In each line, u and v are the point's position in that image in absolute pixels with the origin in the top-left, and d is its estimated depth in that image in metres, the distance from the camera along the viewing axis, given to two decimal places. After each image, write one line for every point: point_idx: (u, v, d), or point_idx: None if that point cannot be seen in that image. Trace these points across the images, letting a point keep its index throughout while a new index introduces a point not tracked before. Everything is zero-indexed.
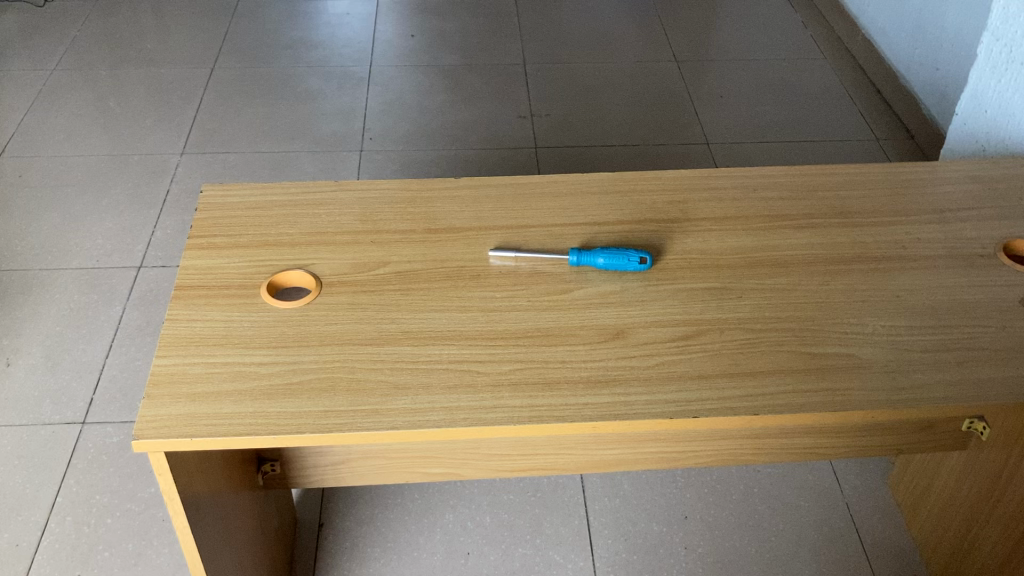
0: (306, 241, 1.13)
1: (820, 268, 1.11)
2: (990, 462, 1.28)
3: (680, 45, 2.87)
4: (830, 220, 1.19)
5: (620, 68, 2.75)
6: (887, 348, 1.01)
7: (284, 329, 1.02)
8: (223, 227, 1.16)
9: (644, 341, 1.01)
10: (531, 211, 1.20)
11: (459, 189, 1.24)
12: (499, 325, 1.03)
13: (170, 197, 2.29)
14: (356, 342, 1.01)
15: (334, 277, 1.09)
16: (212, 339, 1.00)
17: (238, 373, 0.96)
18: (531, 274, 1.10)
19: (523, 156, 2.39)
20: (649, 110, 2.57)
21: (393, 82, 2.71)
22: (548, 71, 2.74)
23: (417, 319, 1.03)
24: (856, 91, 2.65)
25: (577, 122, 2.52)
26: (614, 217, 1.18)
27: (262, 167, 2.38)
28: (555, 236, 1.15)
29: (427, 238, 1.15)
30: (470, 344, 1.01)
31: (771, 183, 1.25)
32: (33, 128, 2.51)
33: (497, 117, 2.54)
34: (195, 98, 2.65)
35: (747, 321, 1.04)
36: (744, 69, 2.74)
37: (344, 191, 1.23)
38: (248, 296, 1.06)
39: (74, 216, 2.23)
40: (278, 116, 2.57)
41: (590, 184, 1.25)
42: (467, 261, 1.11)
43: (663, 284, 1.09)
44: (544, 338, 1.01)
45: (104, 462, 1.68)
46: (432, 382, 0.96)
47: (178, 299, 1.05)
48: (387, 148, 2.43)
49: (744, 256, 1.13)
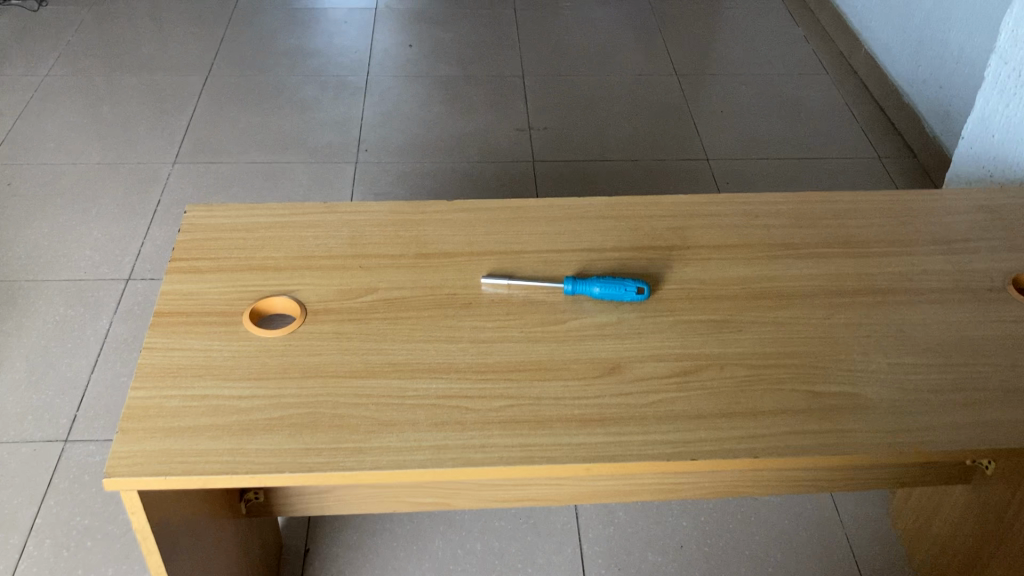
0: (292, 266, 1.09)
1: (823, 300, 1.08)
2: (995, 497, 1.24)
3: (681, 58, 2.83)
4: (834, 250, 1.15)
5: (621, 81, 2.72)
6: (892, 387, 0.97)
7: (265, 360, 0.98)
8: (205, 250, 1.11)
9: (640, 377, 0.97)
10: (525, 236, 1.16)
11: (452, 211, 1.20)
12: (490, 357, 0.99)
13: (160, 208, 2.25)
14: (340, 374, 0.97)
15: (320, 304, 1.05)
16: (191, 370, 0.96)
17: (216, 407, 0.92)
18: (523, 303, 1.06)
19: (520, 170, 2.36)
20: (649, 124, 2.53)
21: (390, 92, 2.67)
22: (547, 83, 2.71)
23: (404, 351, 0.99)
24: (858, 108, 2.61)
25: (575, 135, 2.49)
26: (611, 243, 1.15)
27: (255, 177, 2.34)
28: (549, 263, 1.11)
29: (417, 264, 1.11)
30: (459, 377, 0.97)
31: (773, 210, 1.22)
32: (24, 135, 2.47)
33: (495, 130, 2.51)
34: (189, 106, 2.61)
35: (747, 356, 1.00)
36: (746, 84, 2.71)
37: (333, 213, 1.19)
38: (229, 324, 1.02)
39: (62, 226, 2.19)
40: (273, 126, 2.53)
41: (587, 208, 1.21)
42: (458, 288, 1.07)
43: (661, 316, 1.05)
44: (536, 371, 0.98)
45: (86, 481, 1.64)
46: (419, 418, 0.92)
47: (156, 326, 1.01)
48: (382, 160, 2.40)
49: (745, 287, 1.09)
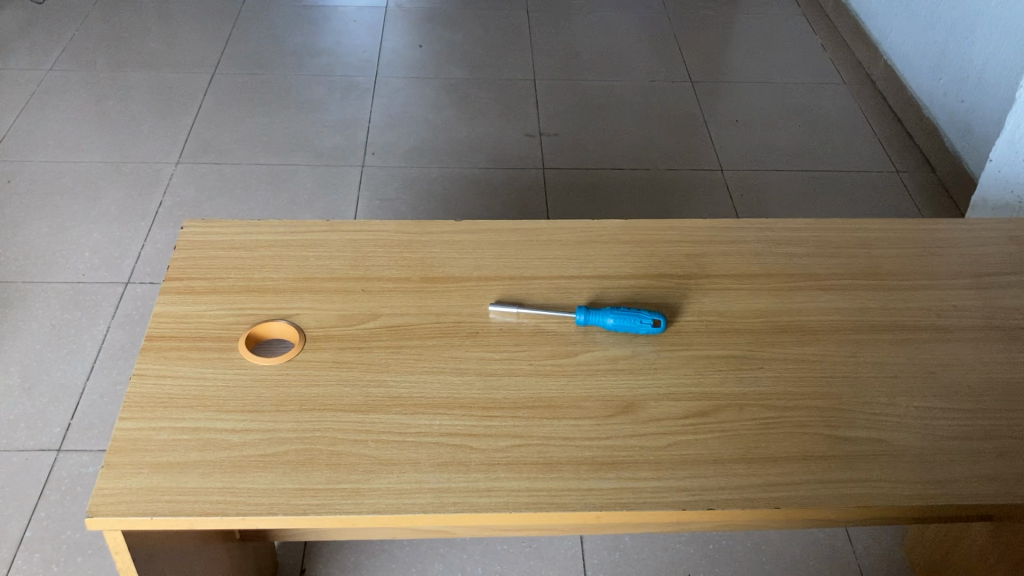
0: (291, 288, 1.05)
1: (848, 337, 1.02)
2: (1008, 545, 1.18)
3: (695, 65, 2.78)
4: (859, 282, 1.10)
5: (634, 87, 2.66)
6: (921, 434, 0.92)
7: (260, 391, 0.93)
8: (201, 268, 1.07)
9: (655, 418, 0.92)
10: (535, 261, 1.11)
11: (460, 232, 1.15)
12: (496, 392, 0.94)
13: (162, 210, 2.20)
14: (339, 408, 0.92)
15: (320, 330, 1.00)
16: (181, 400, 0.91)
17: (207, 442, 0.88)
18: (533, 334, 1.01)
19: (530, 177, 2.30)
20: (662, 133, 2.48)
21: (398, 94, 2.62)
22: (558, 88, 2.65)
23: (407, 383, 0.94)
24: (875, 120, 2.56)
25: (587, 142, 2.44)
26: (626, 271, 1.09)
27: (259, 180, 2.29)
28: (561, 290, 1.06)
29: (422, 288, 1.06)
30: (464, 414, 0.92)
31: (795, 238, 1.16)
32: (25, 132, 2.42)
33: (504, 135, 2.45)
34: (194, 104, 2.56)
35: (769, 397, 0.95)
36: (762, 93, 2.65)
37: (337, 231, 1.14)
38: (224, 351, 0.97)
39: (61, 226, 2.14)
40: (279, 126, 2.48)
41: (601, 232, 1.16)
42: (464, 315, 1.03)
43: (677, 351, 1.00)
44: (546, 409, 0.93)
45: (77, 493, 1.59)
46: (421, 458, 0.87)
47: (147, 351, 0.96)
48: (388, 164, 2.34)
49: (766, 321, 1.04)
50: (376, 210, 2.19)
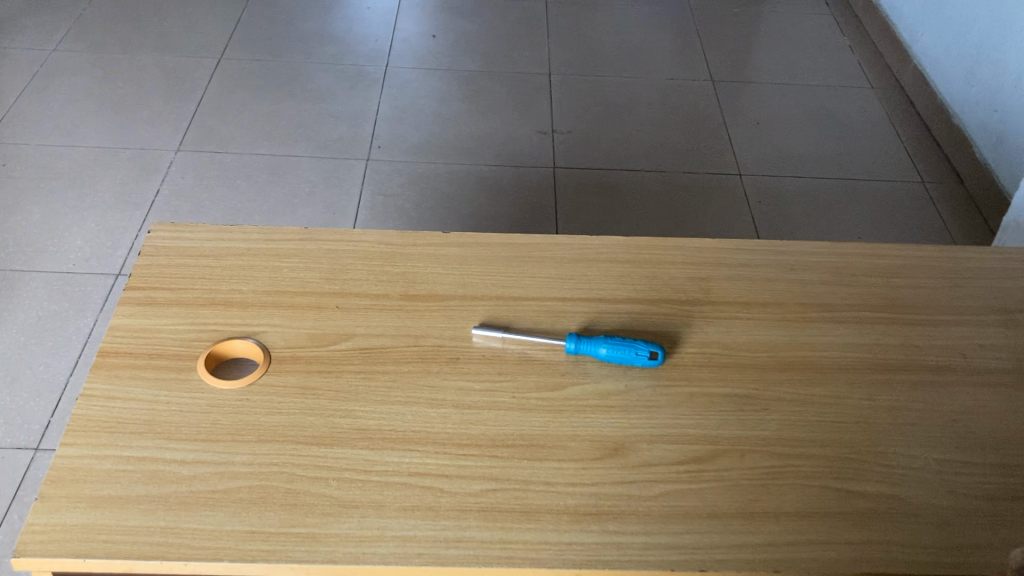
0: (260, 302, 0.97)
1: (863, 377, 0.94)
2: None
3: (716, 63, 2.68)
4: (877, 315, 1.01)
5: (652, 84, 2.56)
6: (939, 491, 0.83)
7: (217, 418, 0.85)
8: (166, 278, 0.99)
9: (646, 463, 0.84)
10: (526, 280, 1.02)
11: (448, 245, 1.07)
12: (474, 427, 0.86)
13: (159, 198, 2.13)
14: (300, 440, 0.84)
15: (287, 350, 0.92)
16: (130, 426, 0.84)
17: (153, 474, 0.80)
18: (518, 361, 0.93)
19: (540, 177, 2.21)
20: (679, 133, 2.38)
21: (408, 85, 2.53)
22: (573, 83, 2.56)
23: (377, 413, 0.87)
24: (903, 127, 2.45)
25: (600, 141, 2.34)
26: (624, 294, 1.01)
27: (260, 170, 2.21)
28: (552, 313, 0.98)
29: (402, 307, 0.98)
30: (437, 451, 0.84)
31: (810, 263, 1.08)
32: (25, 112, 2.36)
33: (515, 131, 2.36)
34: (199, 89, 2.49)
35: (772, 443, 0.86)
36: (786, 95, 2.55)
37: (315, 240, 1.06)
38: (182, 371, 0.89)
39: (55, 212, 2.08)
40: (285, 115, 2.40)
41: (599, 249, 1.07)
42: (445, 339, 0.94)
43: (675, 387, 0.91)
44: (526, 449, 0.84)
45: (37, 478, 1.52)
46: (386, 500, 0.79)
47: (98, 368, 0.89)
48: (394, 159, 2.26)
49: (774, 355, 0.95)
50: (379, 206, 2.11)
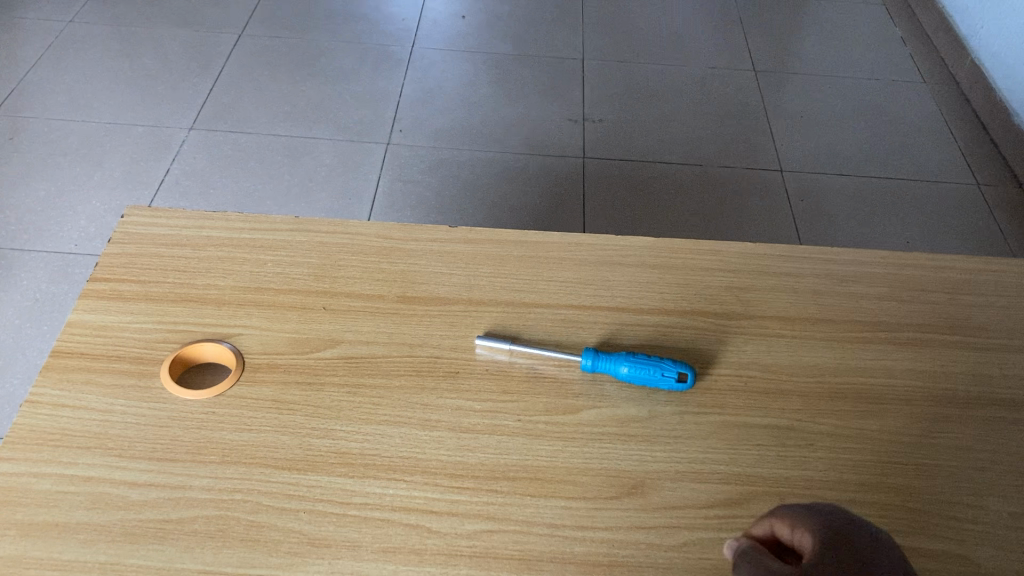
0: (238, 301, 0.86)
1: (925, 411, 0.81)
2: None
3: (759, 52, 2.53)
4: (941, 337, 0.88)
5: (690, 73, 2.42)
6: (1014, 553, 0.70)
7: (177, 434, 0.74)
8: (136, 269, 0.88)
9: (669, 504, 0.72)
10: (540, 284, 0.90)
11: (455, 241, 0.95)
12: (471, 456, 0.74)
13: (169, 178, 2.03)
14: (270, 463, 0.73)
15: (263, 357, 0.81)
16: (77, 439, 0.73)
17: (97, 497, 0.70)
18: (526, 379, 0.81)
19: (569, 167, 2.09)
20: (718, 124, 2.24)
21: (434, 66, 2.41)
22: (607, 69, 2.43)
23: (362, 435, 0.75)
24: (958, 126, 2.29)
25: (633, 130, 2.21)
26: (652, 304, 0.89)
27: (275, 152, 2.10)
28: (568, 324, 0.86)
29: (398, 311, 0.86)
30: (427, 482, 0.72)
31: (864, 274, 0.95)
32: (37, 85, 2.26)
33: (544, 118, 2.24)
34: (216, 66, 2.37)
35: (818, 486, 0.74)
36: (833, 87, 2.40)
37: (305, 230, 0.94)
38: (143, 378, 0.78)
39: (60, 189, 1.98)
40: (304, 95, 2.28)
41: (625, 251, 0.95)
42: (444, 350, 0.83)
43: (707, 416, 0.79)
44: (532, 483, 0.73)
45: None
46: (363, 540, 0.68)
47: (47, 370, 0.78)
48: (414, 143, 2.14)
49: (819, 381, 0.83)
50: (396, 193, 2.00)
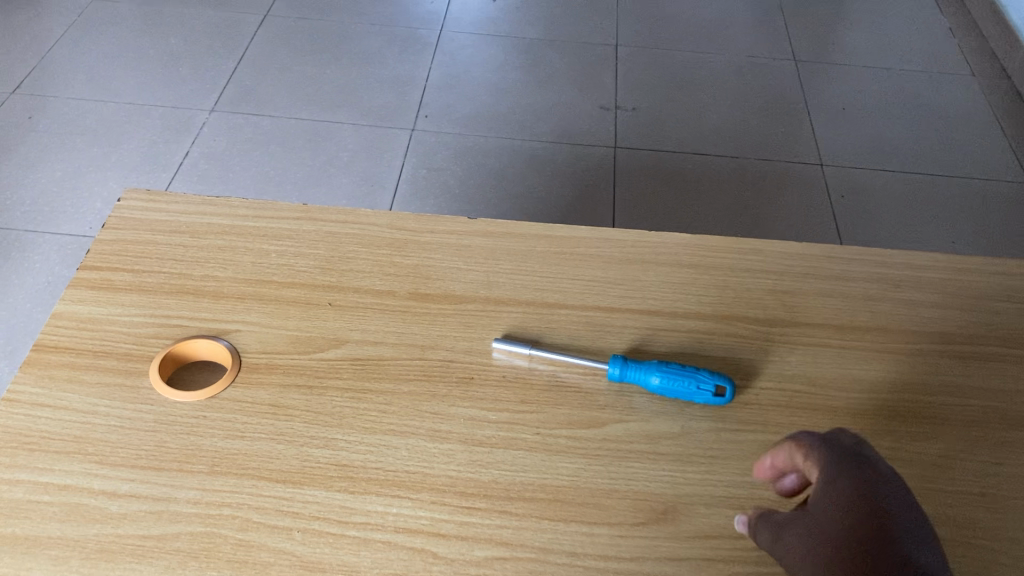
0: (237, 294, 0.79)
1: (989, 434, 0.73)
2: None
3: (800, 41, 2.43)
4: (1006, 351, 0.80)
5: (728, 61, 2.33)
6: None
7: (164, 439, 0.68)
8: (130, 257, 0.82)
9: (703, 533, 0.65)
10: (565, 283, 0.83)
11: (474, 234, 0.88)
12: (484, 473, 0.67)
13: (188, 161, 1.96)
14: (264, 475, 0.66)
15: (262, 357, 0.74)
16: (55, 443, 0.67)
17: (72, 508, 0.63)
18: (547, 388, 0.74)
19: (599, 157, 2.00)
20: (756, 115, 2.15)
21: (462, 50, 2.33)
22: (641, 57, 2.34)
23: (364, 446, 0.69)
24: (1008, 121, 2.18)
25: (668, 120, 2.12)
26: (687, 307, 0.81)
27: (296, 136, 2.03)
28: (594, 328, 0.79)
29: (409, 309, 0.79)
30: (435, 502, 0.65)
31: (920, 279, 0.86)
32: (57, 63, 2.20)
33: (575, 106, 2.15)
34: (240, 46, 2.30)
35: None
36: (877, 79, 2.29)
37: (313, 220, 0.88)
38: (130, 377, 0.72)
39: (77, 170, 1.91)
40: (328, 78, 2.21)
41: (659, 249, 0.87)
42: (458, 353, 0.76)
43: (746, 434, 0.71)
44: (550, 505, 0.66)
45: None
46: (361, 565, 0.61)
47: (28, 366, 0.72)
48: (441, 130, 2.07)
49: (870, 396, 0.75)
50: (420, 180, 1.93)
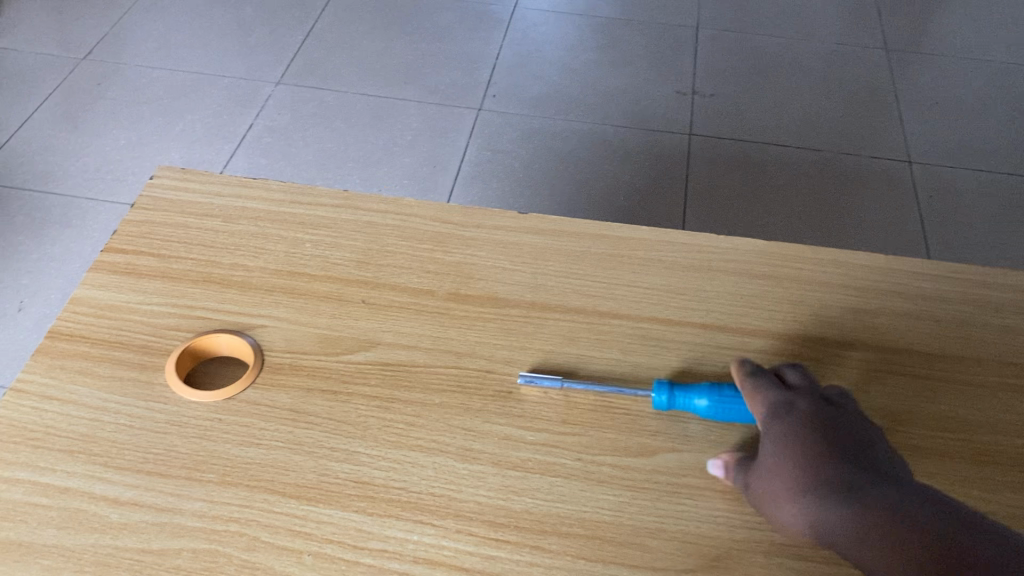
0: (267, 286, 0.74)
1: None
2: None
3: (893, 29, 2.29)
4: None
5: (815, 48, 2.20)
6: None
7: (174, 442, 0.63)
8: (157, 241, 0.77)
9: None
10: (620, 289, 0.76)
11: (524, 231, 0.81)
12: (517, 501, 0.61)
13: (252, 133, 1.91)
14: (277, 489, 0.61)
15: (286, 356, 0.69)
16: (60, 441, 0.63)
17: (71, 515, 0.59)
18: (592, 409, 0.67)
19: (673, 146, 1.91)
20: (842, 106, 2.02)
21: (535, 29, 2.25)
22: (722, 41, 2.22)
23: (388, 463, 0.63)
24: None
25: (747, 108, 2.01)
26: (754, 323, 0.73)
27: (361, 113, 1.97)
28: (649, 342, 0.71)
29: (447, 311, 0.73)
30: (460, 531, 0.59)
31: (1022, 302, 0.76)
32: (129, 30, 2.18)
33: (650, 91, 2.06)
34: (310, 18, 2.26)
35: None
36: (975, 71, 2.15)
37: (353, 208, 0.82)
38: (145, 371, 0.67)
39: (141, 138, 1.87)
40: (395, 53, 2.15)
41: (726, 255, 0.79)
42: (497, 364, 0.69)
43: None
44: (587, 543, 0.59)
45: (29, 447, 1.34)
46: None
47: (40, 355, 0.68)
48: (509, 111, 1.99)
49: (958, 437, 0.66)
50: (483, 163, 1.86)
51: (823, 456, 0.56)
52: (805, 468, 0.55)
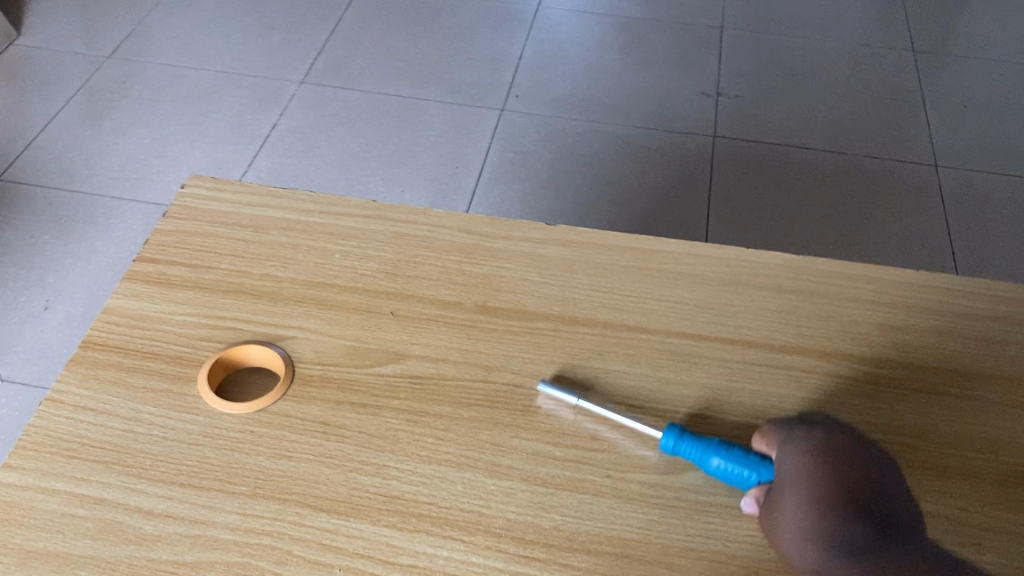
0: (297, 297, 0.75)
1: None
2: None
3: (920, 29, 2.27)
4: None
5: (840, 49, 2.19)
6: None
7: (206, 454, 0.64)
8: (189, 251, 0.78)
9: None
10: (648, 303, 0.76)
11: (552, 243, 0.81)
12: (546, 518, 0.61)
13: (275, 132, 1.92)
14: (308, 503, 0.61)
15: (317, 368, 0.70)
16: (94, 452, 0.63)
17: (105, 526, 0.59)
18: (620, 425, 0.67)
19: (697, 147, 1.90)
20: (867, 108, 2.01)
21: (558, 28, 2.25)
22: (746, 41, 2.21)
23: (418, 477, 0.63)
24: None
25: (771, 110, 2.00)
26: (782, 339, 0.73)
27: (384, 113, 1.97)
28: (677, 358, 0.71)
29: (476, 324, 0.73)
30: (489, 547, 0.59)
31: None
32: (154, 29, 2.19)
33: (673, 92, 2.05)
34: (333, 17, 2.26)
35: None
36: (1003, 73, 2.12)
37: (381, 218, 0.82)
38: (178, 382, 0.68)
39: (166, 137, 1.88)
40: (418, 53, 2.15)
41: (755, 269, 0.79)
42: (525, 378, 0.69)
43: None
44: (616, 561, 0.59)
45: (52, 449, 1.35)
46: None
47: (75, 365, 0.69)
48: (531, 111, 1.99)
49: (990, 459, 0.66)
50: (506, 164, 1.86)
51: (837, 484, 0.55)
52: (818, 494, 0.55)
